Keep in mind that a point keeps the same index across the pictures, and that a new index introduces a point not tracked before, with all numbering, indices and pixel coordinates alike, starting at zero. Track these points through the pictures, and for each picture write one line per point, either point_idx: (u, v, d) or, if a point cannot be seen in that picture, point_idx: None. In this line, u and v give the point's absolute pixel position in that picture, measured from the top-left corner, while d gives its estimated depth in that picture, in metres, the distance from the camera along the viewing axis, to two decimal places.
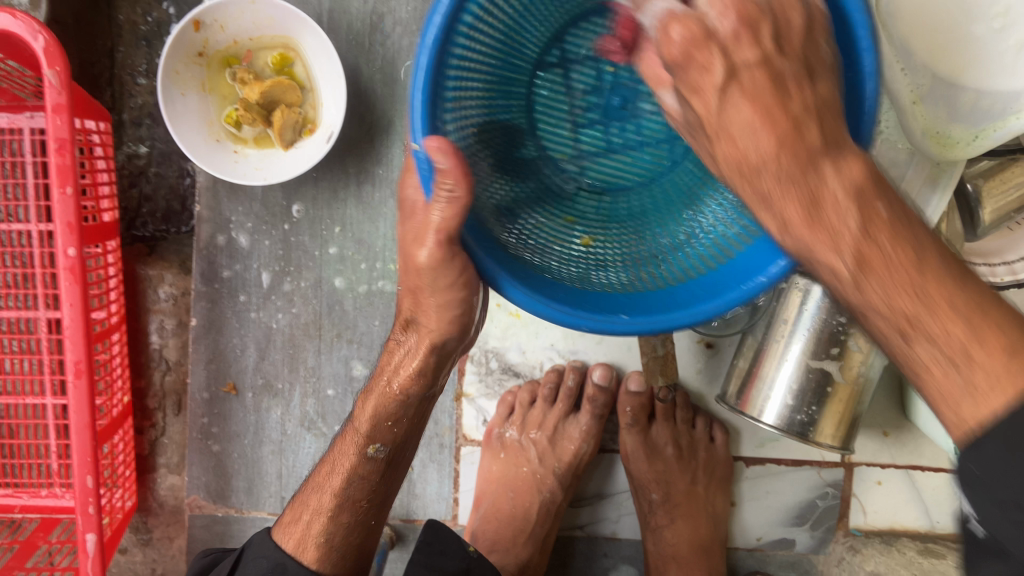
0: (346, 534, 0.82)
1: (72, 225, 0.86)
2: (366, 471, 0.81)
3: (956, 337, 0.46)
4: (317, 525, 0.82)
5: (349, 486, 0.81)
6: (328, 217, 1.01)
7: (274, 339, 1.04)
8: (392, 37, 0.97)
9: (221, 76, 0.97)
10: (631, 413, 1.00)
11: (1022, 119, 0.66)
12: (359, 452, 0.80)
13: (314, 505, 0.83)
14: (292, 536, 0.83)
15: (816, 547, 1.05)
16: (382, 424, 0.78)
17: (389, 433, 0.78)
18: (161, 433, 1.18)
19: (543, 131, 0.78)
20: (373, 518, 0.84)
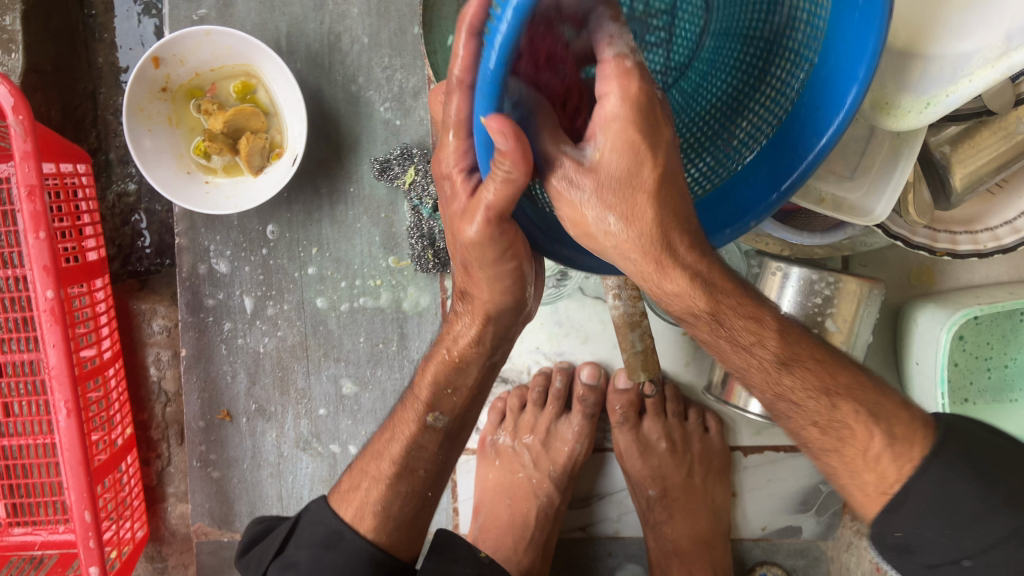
0: (405, 504, 0.76)
1: (48, 268, 0.89)
2: (428, 443, 0.75)
3: (854, 413, 0.57)
4: (376, 492, 0.76)
5: (411, 456, 0.75)
6: (304, 238, 1.02)
7: (262, 364, 1.06)
8: (351, 54, 0.98)
9: (188, 109, 0.98)
10: (621, 412, 0.97)
11: (976, 80, 0.60)
12: (417, 420, 0.74)
13: (374, 473, 0.77)
14: (351, 505, 0.78)
15: (823, 533, 1.03)
16: (443, 392, 0.72)
17: (455, 403, 0.73)
18: (167, 463, 1.20)
19: None
20: (430, 489, 0.78)
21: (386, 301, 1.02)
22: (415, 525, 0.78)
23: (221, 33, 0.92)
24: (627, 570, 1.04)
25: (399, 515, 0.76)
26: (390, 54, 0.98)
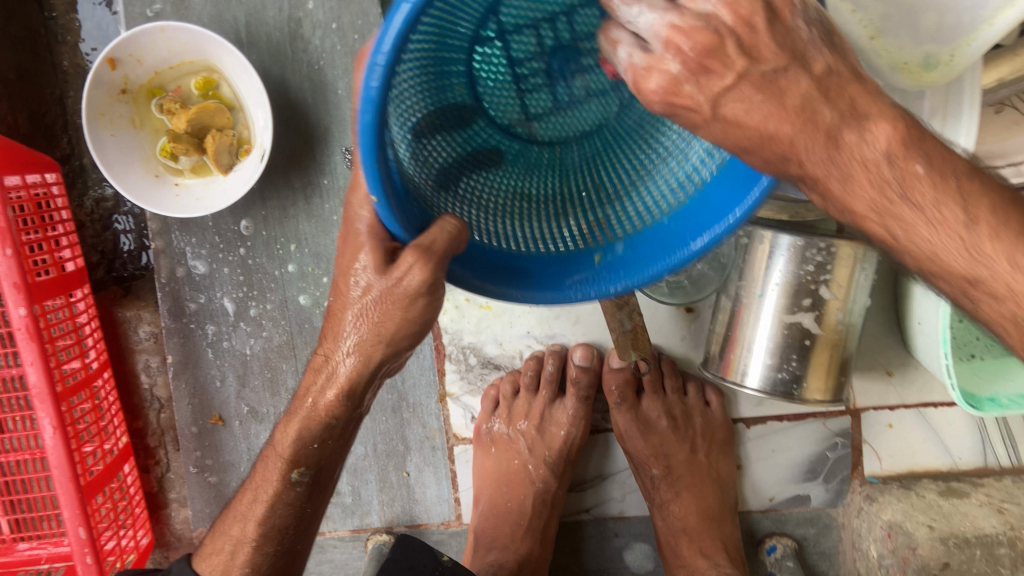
0: (271, 564, 0.71)
1: (18, 286, 0.86)
2: (291, 498, 0.68)
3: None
4: (242, 554, 0.71)
5: (273, 512, 0.69)
6: (281, 235, 0.99)
7: (250, 366, 1.04)
8: (313, 41, 0.94)
9: (151, 110, 0.95)
10: (618, 392, 0.94)
11: (995, 25, 0.62)
12: (281, 477, 0.66)
13: (235, 532, 0.71)
14: (213, 565, 0.72)
15: (833, 500, 1.01)
16: (307, 448, 0.63)
17: (315, 455, 0.64)
18: (166, 469, 1.18)
19: (483, 96, 0.62)
20: (300, 543, 0.73)
21: None
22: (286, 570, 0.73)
23: (177, 29, 0.88)
24: (636, 549, 1.03)
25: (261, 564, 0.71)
26: (354, 38, 0.94)
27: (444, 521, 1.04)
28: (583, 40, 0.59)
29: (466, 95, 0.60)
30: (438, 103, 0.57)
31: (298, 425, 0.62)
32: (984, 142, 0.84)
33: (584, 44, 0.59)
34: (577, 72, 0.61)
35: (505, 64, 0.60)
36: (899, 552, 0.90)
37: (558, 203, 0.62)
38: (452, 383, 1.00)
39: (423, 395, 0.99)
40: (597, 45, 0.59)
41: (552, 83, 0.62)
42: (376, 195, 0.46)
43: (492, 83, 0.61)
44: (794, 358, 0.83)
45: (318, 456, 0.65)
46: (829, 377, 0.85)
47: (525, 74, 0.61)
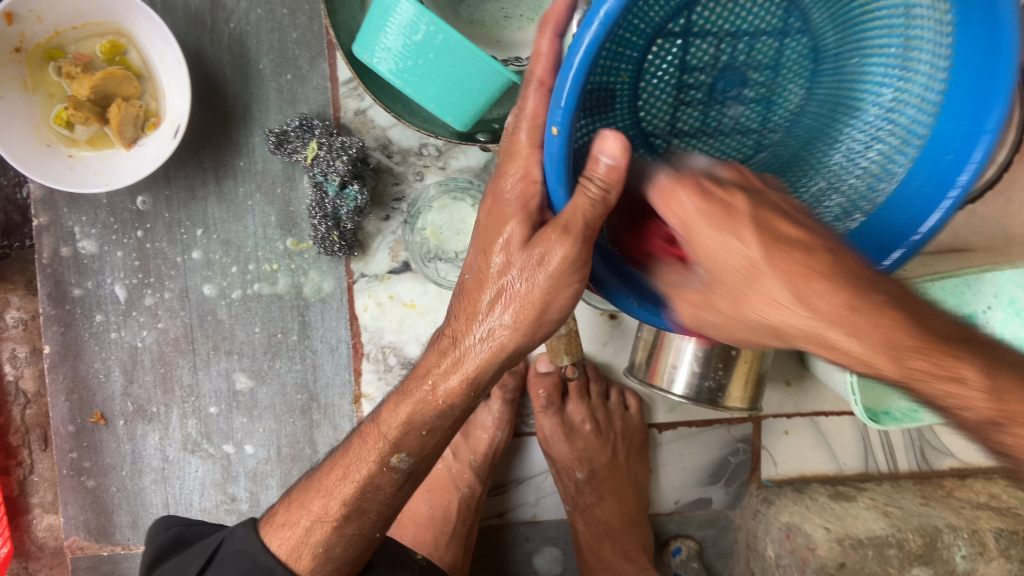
0: (349, 547, 0.64)
1: None
2: (383, 483, 0.62)
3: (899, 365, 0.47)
4: (319, 533, 0.63)
5: (363, 496, 0.62)
6: (187, 219, 0.91)
7: (141, 360, 0.94)
8: (236, 12, 0.87)
9: (46, 72, 0.84)
10: (545, 395, 0.94)
11: None
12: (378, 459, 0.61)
13: (317, 508, 0.64)
14: (286, 541, 0.65)
15: (732, 503, 1.05)
16: (412, 430, 0.59)
17: (419, 442, 0.60)
18: (29, 472, 1.05)
19: (643, 102, 0.57)
20: (379, 530, 0.65)
21: (284, 287, 0.93)
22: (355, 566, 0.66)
23: None
24: (545, 553, 1.02)
25: (340, 557, 0.64)
26: (283, 12, 0.88)
27: None
28: (754, 70, 0.57)
29: (628, 87, 0.55)
30: (605, 87, 0.52)
31: (410, 406, 0.59)
32: None
33: (755, 73, 0.58)
34: (734, 100, 0.59)
35: (677, 67, 0.56)
36: (797, 553, 0.96)
37: None
38: (369, 384, 0.96)
39: (336, 395, 0.96)
40: (766, 75, 0.58)
41: (710, 102, 0.59)
42: (559, 124, 0.45)
43: (653, 94, 0.57)
44: (720, 366, 0.86)
45: (427, 446, 0.61)
46: (748, 386, 0.88)
47: (690, 86, 0.57)
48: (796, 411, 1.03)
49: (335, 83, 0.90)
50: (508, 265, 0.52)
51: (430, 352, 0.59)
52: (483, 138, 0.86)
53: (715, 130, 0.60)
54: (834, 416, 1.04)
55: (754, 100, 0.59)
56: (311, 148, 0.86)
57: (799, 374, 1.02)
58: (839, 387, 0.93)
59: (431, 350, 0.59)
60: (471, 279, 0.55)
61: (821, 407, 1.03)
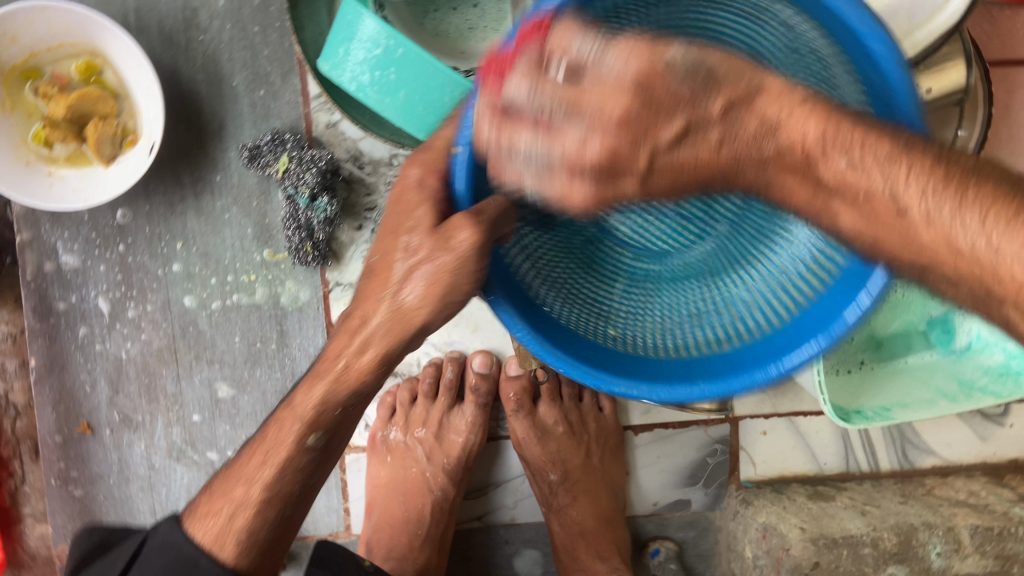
0: (273, 531, 0.68)
1: None
2: (301, 464, 0.66)
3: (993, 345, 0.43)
4: (241, 520, 0.67)
5: (281, 477, 0.66)
6: (166, 232, 0.94)
7: (125, 371, 0.97)
8: (209, 31, 0.90)
9: (25, 92, 0.88)
10: (515, 398, 0.95)
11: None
12: (294, 441, 0.64)
13: (238, 496, 0.67)
14: (209, 530, 0.68)
15: (711, 504, 1.06)
16: (329, 411, 0.62)
17: (333, 419, 0.63)
18: (21, 482, 1.08)
19: (650, 214, 0.64)
20: (300, 512, 0.70)
21: (261, 297, 0.95)
22: (275, 550, 0.70)
23: (59, 8, 0.82)
24: (525, 555, 1.04)
25: (263, 540, 0.68)
26: (254, 30, 0.91)
27: (331, 532, 1.01)
28: (725, 200, 0.62)
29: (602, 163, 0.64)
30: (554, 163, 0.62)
31: (326, 385, 0.61)
32: None
33: (721, 205, 0.63)
34: (654, 219, 0.65)
35: (662, 171, 0.64)
36: (773, 553, 0.95)
37: (597, 300, 0.65)
38: None
39: None
40: (731, 214, 0.63)
41: (683, 219, 0.65)
42: (466, 141, 0.53)
43: (652, 217, 0.65)
44: None
45: (338, 422, 0.64)
46: None
47: (678, 210, 0.64)
48: (774, 411, 1.04)
49: (306, 98, 0.92)
50: (416, 248, 0.53)
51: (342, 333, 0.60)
52: None
53: (686, 234, 0.66)
54: (813, 416, 1.04)
55: (693, 208, 0.64)
56: (282, 162, 0.88)
57: None
58: (810, 387, 0.94)
59: (341, 331, 0.60)
60: (380, 261, 0.56)
61: (799, 406, 1.04)
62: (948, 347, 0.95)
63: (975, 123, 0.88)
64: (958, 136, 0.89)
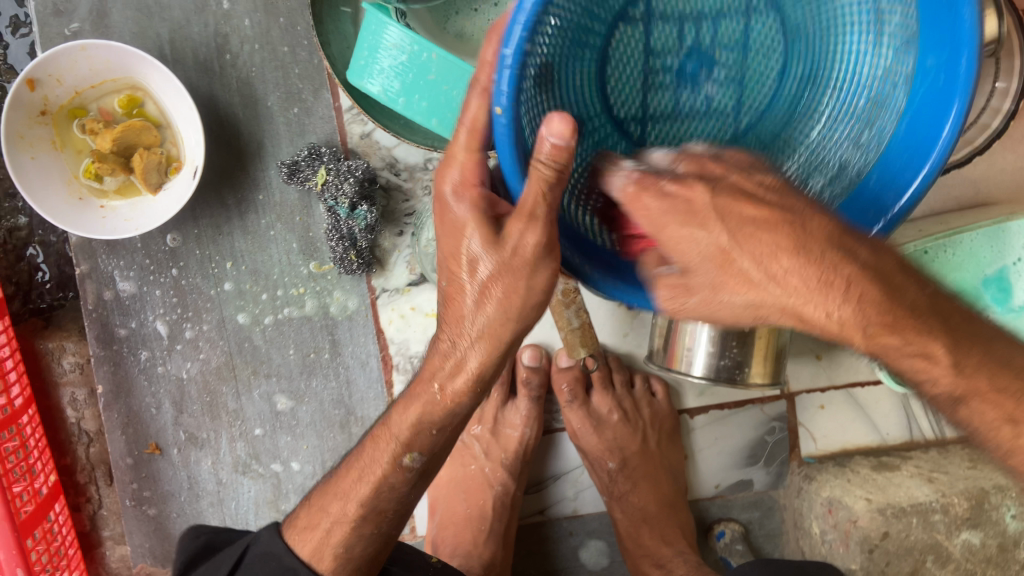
0: (368, 545, 0.68)
1: None
2: (398, 481, 0.66)
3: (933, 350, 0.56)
4: (337, 533, 0.68)
5: (377, 496, 0.66)
6: (216, 253, 0.97)
7: (187, 391, 1.00)
8: (242, 56, 0.93)
9: (73, 131, 0.92)
10: (568, 390, 0.97)
11: None
12: (393, 461, 0.65)
13: (335, 511, 0.68)
14: (308, 543, 0.69)
15: (774, 482, 1.05)
16: (425, 432, 0.63)
17: (430, 440, 0.63)
18: (99, 506, 1.12)
19: (611, 87, 0.62)
20: (396, 527, 0.70)
21: (312, 309, 0.98)
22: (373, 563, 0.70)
23: (98, 46, 0.85)
24: (590, 547, 1.04)
25: (359, 555, 0.69)
26: (284, 50, 0.93)
27: (398, 535, 1.02)
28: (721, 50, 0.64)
29: (596, 66, 0.60)
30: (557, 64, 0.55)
31: (420, 408, 0.62)
32: None
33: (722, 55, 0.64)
34: (706, 80, 0.65)
35: (641, 52, 0.62)
36: (841, 527, 0.94)
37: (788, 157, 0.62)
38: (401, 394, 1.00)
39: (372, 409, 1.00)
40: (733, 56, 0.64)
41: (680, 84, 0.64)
42: (503, 103, 0.47)
43: (624, 63, 0.62)
44: (735, 344, 0.87)
45: (436, 444, 0.64)
46: (768, 362, 0.88)
47: (658, 69, 0.63)
48: (831, 384, 1.02)
49: (339, 111, 0.95)
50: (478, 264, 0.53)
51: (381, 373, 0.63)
52: None
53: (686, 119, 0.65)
54: (871, 386, 1.02)
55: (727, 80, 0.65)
56: (320, 175, 0.90)
57: (830, 347, 1.01)
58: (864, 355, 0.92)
59: (432, 354, 0.61)
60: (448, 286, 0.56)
61: (856, 378, 1.02)
62: (1005, 306, 0.93)
63: (1013, 74, 0.87)
64: (995, 89, 0.88)
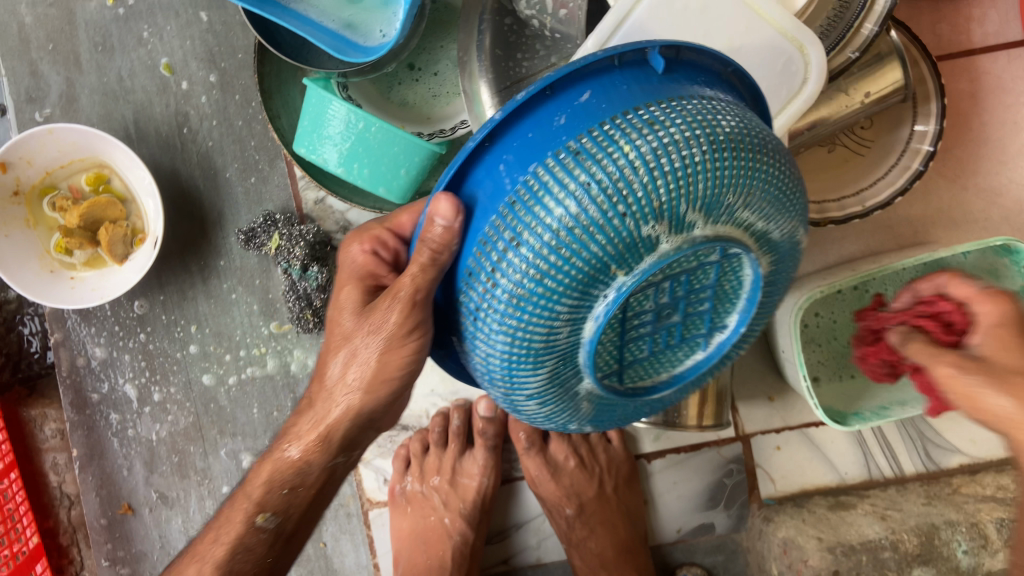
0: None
1: None
2: (253, 543, 0.70)
3: None
4: None
5: (232, 559, 0.69)
6: (181, 318, 1.02)
7: (157, 452, 1.04)
8: (201, 132, 0.99)
9: (44, 209, 0.98)
10: (525, 437, 0.98)
11: (806, 51, 0.72)
12: (246, 521, 0.69)
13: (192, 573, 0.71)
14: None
15: (735, 525, 1.05)
16: (275, 492, 0.67)
17: (284, 500, 0.67)
18: (81, 568, 1.15)
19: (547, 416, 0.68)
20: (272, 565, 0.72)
21: (273, 368, 1.02)
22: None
23: (64, 130, 0.92)
24: None
25: None
26: (239, 125, 0.99)
27: None
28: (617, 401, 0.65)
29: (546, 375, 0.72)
30: None
31: (271, 466, 0.67)
32: (835, 176, 0.95)
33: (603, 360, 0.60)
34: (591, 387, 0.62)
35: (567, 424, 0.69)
36: (794, 566, 0.94)
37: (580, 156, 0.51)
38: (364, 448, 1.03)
39: None
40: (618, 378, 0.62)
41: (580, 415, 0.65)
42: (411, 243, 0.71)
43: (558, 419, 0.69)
44: None
45: (292, 506, 0.69)
46: (708, 405, 0.91)
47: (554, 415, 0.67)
48: (785, 425, 1.04)
49: (294, 179, 1.00)
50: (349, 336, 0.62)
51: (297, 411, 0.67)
52: None
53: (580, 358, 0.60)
54: (825, 426, 1.04)
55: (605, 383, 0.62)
56: (275, 239, 0.96)
57: (781, 389, 1.03)
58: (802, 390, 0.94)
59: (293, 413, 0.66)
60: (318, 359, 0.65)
61: (810, 417, 1.04)
62: None
63: (931, 118, 0.90)
64: (915, 133, 0.91)
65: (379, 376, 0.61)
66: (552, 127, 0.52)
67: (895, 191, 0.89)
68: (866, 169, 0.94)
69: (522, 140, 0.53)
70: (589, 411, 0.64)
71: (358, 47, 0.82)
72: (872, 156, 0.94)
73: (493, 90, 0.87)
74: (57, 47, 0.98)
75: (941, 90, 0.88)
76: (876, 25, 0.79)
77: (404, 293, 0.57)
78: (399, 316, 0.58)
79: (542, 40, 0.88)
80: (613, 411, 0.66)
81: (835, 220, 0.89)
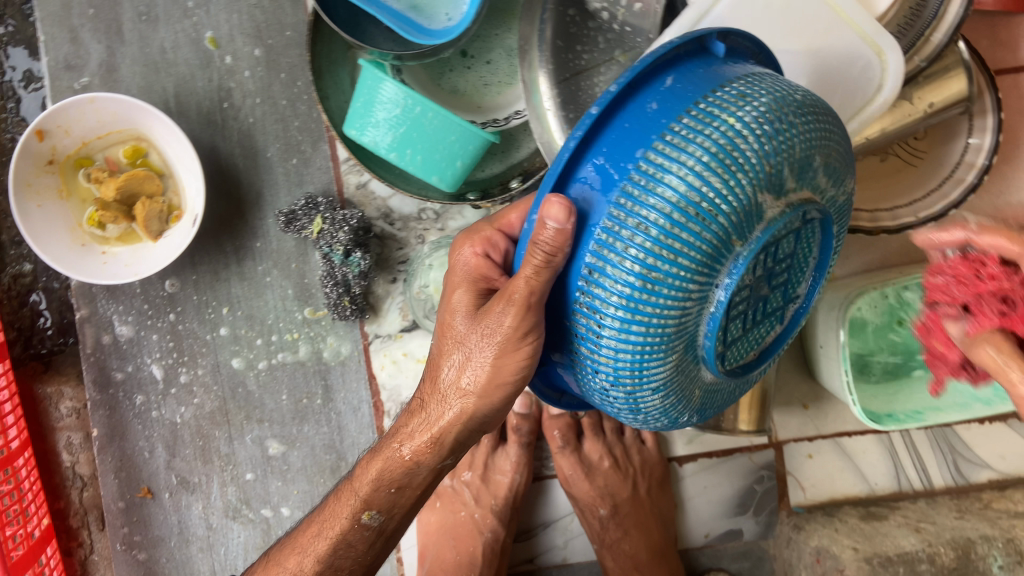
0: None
1: None
2: (356, 540, 0.70)
3: None
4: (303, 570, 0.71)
5: (336, 554, 0.70)
6: (213, 299, 0.99)
7: (181, 436, 1.01)
8: (244, 109, 0.97)
9: (78, 180, 0.95)
10: (560, 435, 0.97)
11: (885, 54, 0.71)
12: (352, 517, 0.69)
13: (292, 565, 0.71)
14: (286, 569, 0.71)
15: (763, 532, 1.04)
16: (383, 489, 0.67)
17: (389, 499, 0.68)
18: (90, 551, 1.12)
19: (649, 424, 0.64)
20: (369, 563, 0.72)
21: (305, 354, 1.00)
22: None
23: (107, 100, 0.89)
24: None
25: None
26: (283, 104, 0.97)
27: None
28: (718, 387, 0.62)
29: None
30: None
31: (380, 463, 0.67)
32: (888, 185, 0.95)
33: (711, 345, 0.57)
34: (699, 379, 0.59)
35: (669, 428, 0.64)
36: None
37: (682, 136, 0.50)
38: None
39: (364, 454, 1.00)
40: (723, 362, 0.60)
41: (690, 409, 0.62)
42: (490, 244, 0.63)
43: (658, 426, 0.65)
44: None
45: (397, 504, 0.68)
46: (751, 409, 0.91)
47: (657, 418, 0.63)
48: (818, 433, 1.03)
49: (336, 162, 0.97)
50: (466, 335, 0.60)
51: (402, 414, 0.67)
52: (473, 197, 0.93)
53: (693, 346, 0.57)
54: (858, 436, 1.03)
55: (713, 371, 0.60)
56: (317, 223, 0.93)
57: (816, 397, 1.03)
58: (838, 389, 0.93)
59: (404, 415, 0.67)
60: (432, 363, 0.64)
61: (843, 427, 1.03)
62: None
63: (986, 132, 0.90)
64: (969, 146, 0.91)
65: (492, 378, 0.59)
66: (646, 114, 0.51)
67: (946, 204, 0.90)
68: (918, 179, 0.95)
69: (619, 133, 0.51)
70: (699, 400, 0.61)
71: (423, 30, 0.81)
72: (925, 167, 0.95)
73: (553, 81, 0.87)
74: (99, 14, 0.95)
75: (998, 105, 0.89)
76: (946, 36, 0.79)
77: (518, 296, 0.54)
78: (514, 319, 0.55)
79: (605, 33, 0.87)
80: (716, 397, 0.63)
81: (887, 231, 0.90)
